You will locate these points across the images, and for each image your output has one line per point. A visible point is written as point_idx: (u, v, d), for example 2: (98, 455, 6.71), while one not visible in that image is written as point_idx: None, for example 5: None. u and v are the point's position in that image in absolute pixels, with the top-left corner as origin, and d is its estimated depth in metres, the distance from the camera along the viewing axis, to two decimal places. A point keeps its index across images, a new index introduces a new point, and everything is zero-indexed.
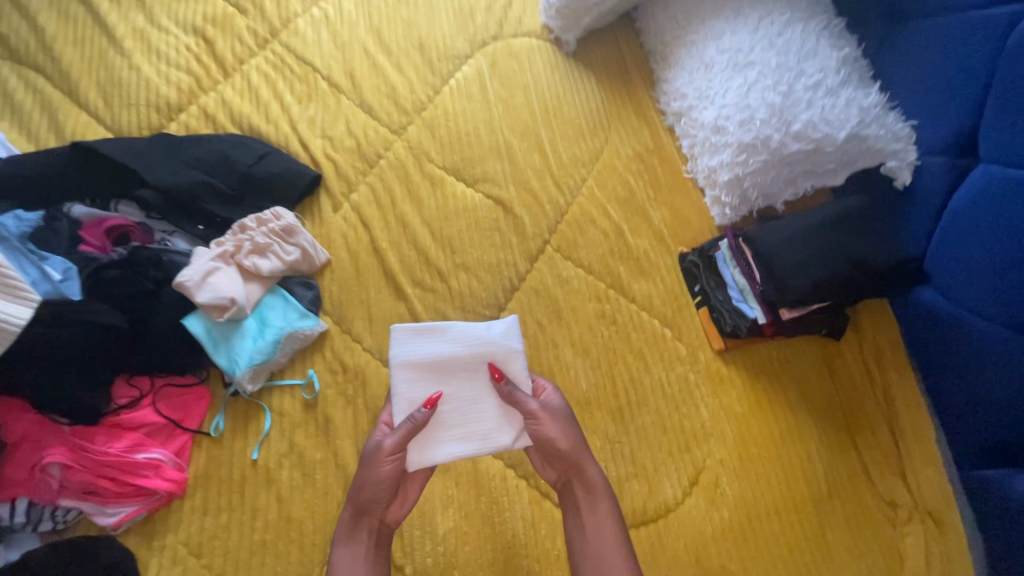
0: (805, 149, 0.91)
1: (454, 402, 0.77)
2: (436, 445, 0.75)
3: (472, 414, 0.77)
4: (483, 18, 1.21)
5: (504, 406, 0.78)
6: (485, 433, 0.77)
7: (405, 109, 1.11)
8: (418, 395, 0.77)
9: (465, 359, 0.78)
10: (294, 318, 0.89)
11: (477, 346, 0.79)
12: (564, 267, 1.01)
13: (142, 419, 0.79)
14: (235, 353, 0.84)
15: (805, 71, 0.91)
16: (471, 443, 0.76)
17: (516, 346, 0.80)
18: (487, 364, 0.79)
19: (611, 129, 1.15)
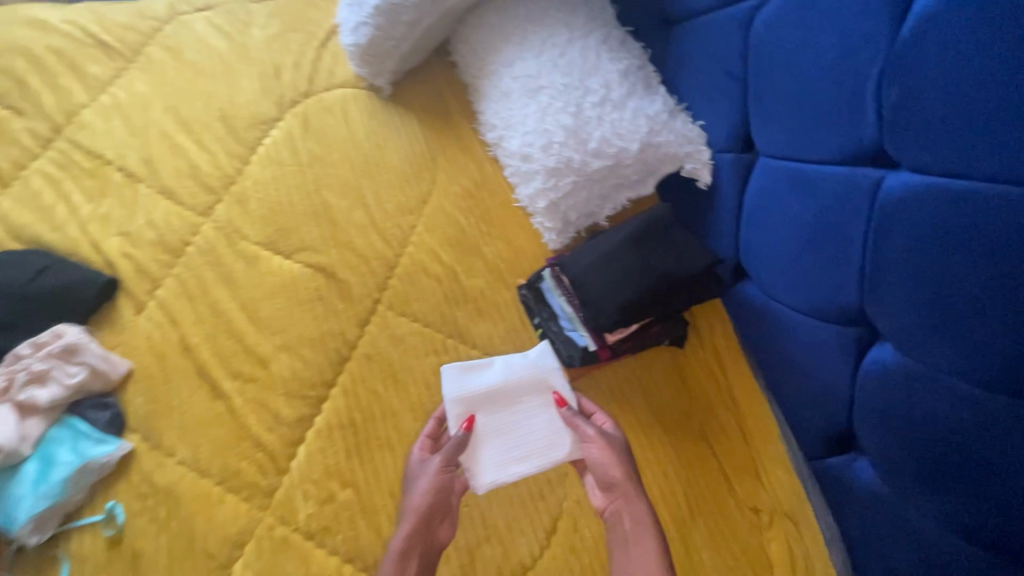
0: (606, 165, 0.89)
1: (502, 427, 0.82)
2: (493, 466, 0.80)
3: (522, 435, 0.81)
4: (290, 76, 1.16)
5: (550, 427, 0.82)
6: (541, 453, 0.81)
7: (210, 187, 1.04)
8: (480, 424, 0.82)
9: (501, 389, 0.83)
10: (84, 448, 0.80)
11: (519, 373, 0.84)
12: (397, 325, 0.96)
13: None
14: (14, 504, 0.76)
15: (591, 88, 0.89)
16: (516, 466, 0.80)
17: (552, 366, 0.85)
18: (528, 389, 0.84)
19: (438, 168, 1.11)
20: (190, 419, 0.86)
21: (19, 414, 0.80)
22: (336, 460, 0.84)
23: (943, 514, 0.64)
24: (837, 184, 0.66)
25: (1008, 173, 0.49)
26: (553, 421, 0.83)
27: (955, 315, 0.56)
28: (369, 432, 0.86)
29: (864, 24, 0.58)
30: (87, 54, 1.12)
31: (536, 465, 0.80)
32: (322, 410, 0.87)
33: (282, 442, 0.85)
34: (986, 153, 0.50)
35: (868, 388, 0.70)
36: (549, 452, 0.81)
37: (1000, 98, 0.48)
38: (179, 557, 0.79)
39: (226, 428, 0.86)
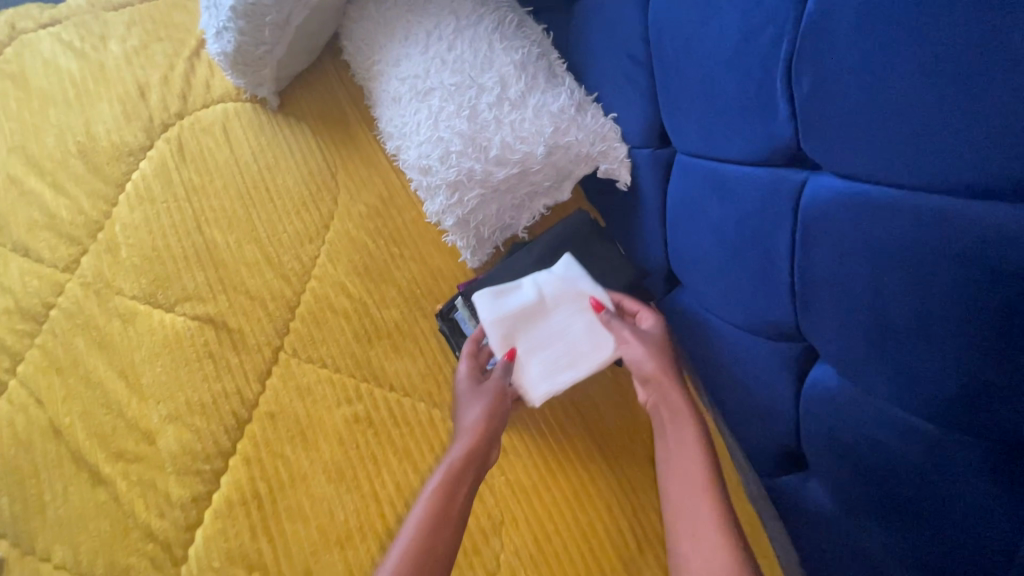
0: (513, 174, 0.78)
1: (552, 334, 0.79)
2: (541, 378, 0.77)
3: (567, 342, 0.78)
4: (158, 95, 1.01)
5: (595, 328, 0.78)
6: (580, 360, 0.77)
7: (74, 237, 0.91)
8: (521, 343, 0.79)
9: (550, 298, 0.79)
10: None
11: (550, 285, 0.80)
12: (302, 373, 0.85)
13: None
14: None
15: (485, 86, 0.78)
16: (564, 376, 0.77)
17: (580, 274, 0.80)
18: (575, 293, 0.79)
19: (338, 186, 0.98)
20: (68, 513, 0.75)
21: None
22: (240, 541, 0.75)
23: (893, 545, 0.57)
24: (757, 186, 0.56)
25: (954, 182, 0.40)
26: (593, 324, 0.78)
27: (892, 339, 0.47)
28: (276, 503, 0.77)
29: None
30: None
31: (582, 373, 0.77)
32: (220, 484, 0.78)
33: (177, 528, 0.75)
34: (911, 161, 0.42)
35: (812, 409, 0.62)
36: (595, 354, 0.77)
37: (923, 96, 0.40)
38: None
39: (109, 519, 0.75)
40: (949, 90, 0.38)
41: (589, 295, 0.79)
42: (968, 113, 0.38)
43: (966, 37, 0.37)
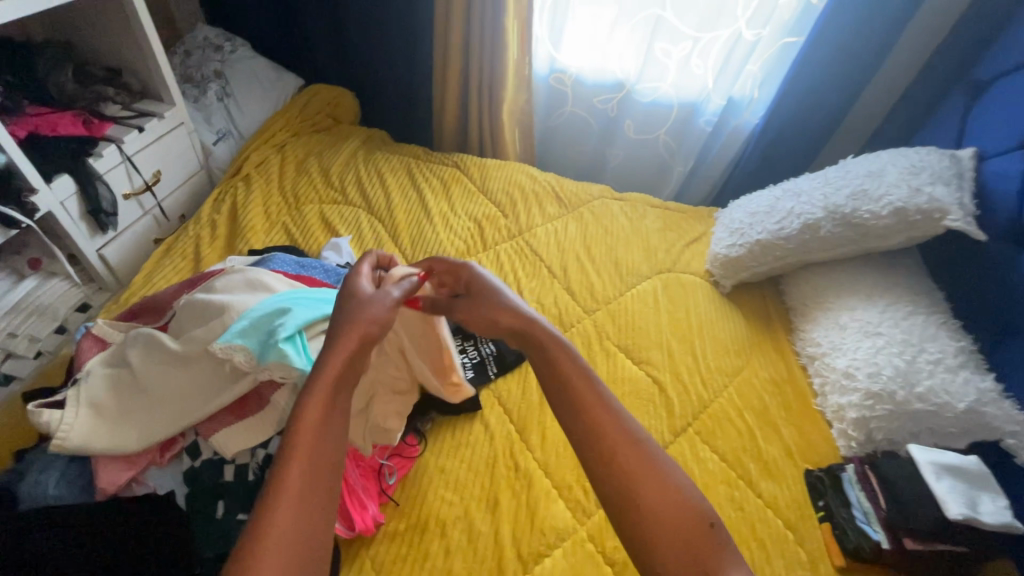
0: (928, 409, 1.10)
1: (964, 485, 0.97)
2: (960, 506, 0.94)
3: (976, 495, 0.96)
4: (663, 255, 1.66)
5: (986, 489, 0.97)
6: (978, 509, 0.94)
7: (597, 300, 1.51)
8: (941, 481, 0.98)
9: (973, 469, 0.99)
10: (270, 311, 0.95)
11: (968, 462, 1.00)
12: (701, 448, 1.21)
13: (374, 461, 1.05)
14: (264, 345, 0.91)
15: (927, 349, 1.17)
16: (966, 509, 0.94)
17: (975, 465, 1.00)
18: (974, 466, 1.00)
19: (752, 355, 1.42)
20: (549, 434, 1.18)
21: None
22: None
23: None
24: None
25: None
26: (1001, 505, 0.95)
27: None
28: None
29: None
30: (549, 200, 1.79)
31: (983, 518, 0.93)
32: None
33: None
34: None
35: None
36: (997, 514, 0.94)
37: None
38: (522, 522, 1.03)
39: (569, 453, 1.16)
40: None
41: (974, 469, 1.00)
42: None
43: None
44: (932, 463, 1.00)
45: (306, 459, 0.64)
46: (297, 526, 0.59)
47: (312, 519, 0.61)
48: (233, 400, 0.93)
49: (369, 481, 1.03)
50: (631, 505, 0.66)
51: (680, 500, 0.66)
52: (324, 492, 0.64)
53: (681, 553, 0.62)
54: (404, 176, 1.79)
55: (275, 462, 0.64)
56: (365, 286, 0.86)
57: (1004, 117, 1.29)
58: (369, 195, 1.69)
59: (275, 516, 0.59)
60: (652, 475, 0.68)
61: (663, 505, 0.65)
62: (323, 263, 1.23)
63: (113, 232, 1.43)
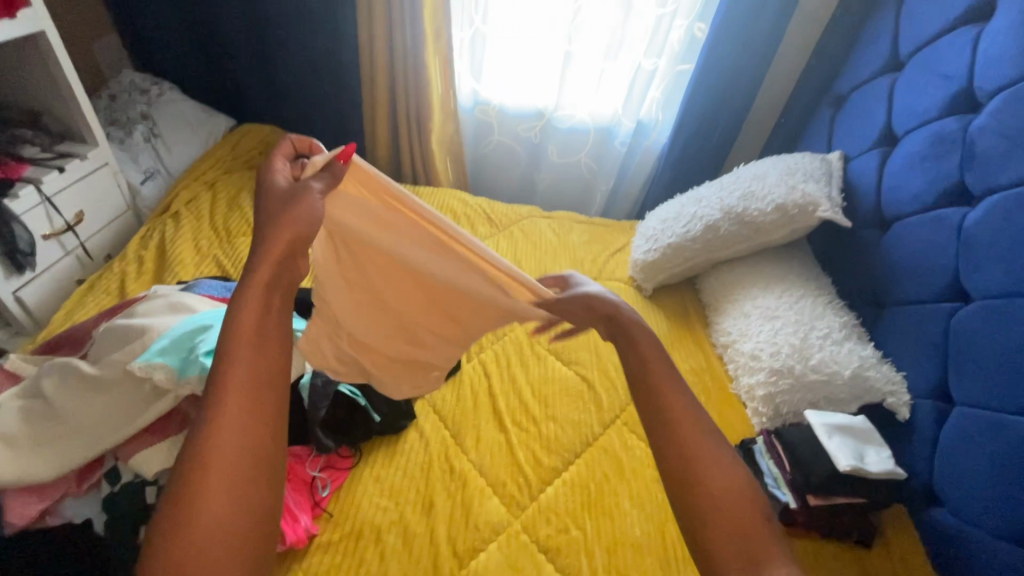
0: (822, 378, 1.22)
1: (852, 440, 1.08)
2: (849, 457, 1.04)
3: (863, 448, 1.07)
4: (590, 265, 1.77)
5: (870, 443, 1.08)
6: (864, 460, 1.05)
7: None
8: (834, 438, 1.08)
9: (858, 426, 1.10)
10: (190, 330, 0.97)
11: (855, 420, 1.11)
12: (629, 437, 1.28)
13: (305, 475, 1.06)
14: (186, 360, 0.92)
15: (817, 326, 1.29)
16: (855, 460, 1.04)
17: (861, 423, 1.11)
18: (860, 423, 1.11)
19: (674, 348, 1.52)
20: (483, 435, 1.22)
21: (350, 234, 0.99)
22: (572, 506, 1.11)
23: None
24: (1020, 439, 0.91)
25: None
26: (883, 455, 1.06)
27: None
28: (599, 500, 1.13)
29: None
30: (481, 222, 1.88)
31: (869, 467, 1.04)
32: (569, 469, 1.18)
33: (539, 478, 1.16)
34: None
35: None
36: (880, 463, 1.05)
37: None
38: (457, 521, 1.06)
39: (503, 452, 1.20)
40: None
41: (860, 426, 1.11)
42: None
43: None
44: (824, 424, 1.11)
45: (244, 374, 0.65)
46: (238, 435, 0.62)
47: (255, 428, 0.63)
48: (154, 421, 0.93)
49: (301, 495, 1.04)
50: (692, 488, 0.71)
51: (737, 489, 0.71)
52: (266, 402, 0.66)
53: (734, 526, 0.67)
54: None
55: (214, 378, 0.64)
56: (282, 181, 0.82)
57: (860, 123, 1.50)
58: None
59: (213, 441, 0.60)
60: (713, 456, 0.73)
61: (720, 491, 0.70)
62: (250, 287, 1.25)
63: (31, 274, 1.40)
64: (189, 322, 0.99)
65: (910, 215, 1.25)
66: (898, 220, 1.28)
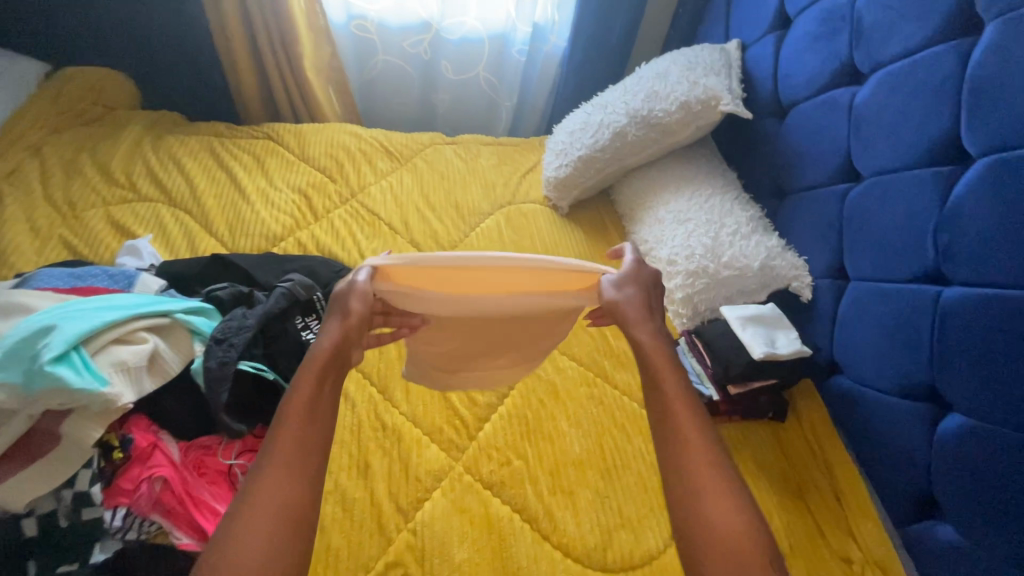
0: (733, 274, 1.25)
1: (764, 329, 1.13)
2: (762, 345, 1.09)
3: (774, 334, 1.13)
4: (502, 190, 1.68)
5: (779, 330, 1.14)
6: (774, 345, 1.10)
7: (443, 245, 1.49)
8: (748, 329, 1.12)
9: (769, 314, 1.15)
10: (30, 333, 0.81)
11: (765, 310, 1.16)
12: (560, 359, 1.28)
13: (218, 466, 0.95)
14: (29, 370, 0.77)
15: (727, 223, 1.31)
16: (767, 346, 1.09)
17: (772, 311, 1.16)
18: (771, 312, 1.16)
19: (595, 264, 1.51)
20: (413, 386, 1.17)
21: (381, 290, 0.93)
22: (512, 438, 1.11)
23: (1006, 557, 0.83)
24: (906, 303, 0.98)
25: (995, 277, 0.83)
26: (790, 338, 1.12)
27: (1005, 368, 0.81)
28: (537, 426, 1.14)
29: (931, 166, 0.94)
30: (378, 156, 1.70)
31: (779, 352, 1.09)
32: (505, 402, 1.17)
33: (475, 417, 1.13)
34: (1000, 272, 0.82)
35: (946, 450, 0.92)
36: (788, 346, 1.11)
37: (1001, 264, 0.82)
38: (397, 477, 1.02)
39: (435, 398, 1.15)
40: (1002, 269, 0.81)
41: (771, 315, 1.16)
42: (1000, 264, 0.82)
43: (989, 234, 0.83)
44: (739, 317, 1.15)
45: (288, 442, 0.71)
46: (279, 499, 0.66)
47: (303, 494, 0.68)
48: (9, 446, 0.80)
49: (220, 488, 0.93)
50: (691, 527, 0.71)
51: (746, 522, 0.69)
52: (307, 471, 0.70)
53: (727, 561, 0.68)
54: (207, 158, 1.59)
55: (268, 449, 0.71)
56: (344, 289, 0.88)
57: (754, 7, 1.45)
58: (167, 186, 1.49)
59: (227, 546, 0.61)
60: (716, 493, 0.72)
61: (723, 532, 0.69)
62: (106, 269, 1.06)
63: None
64: (28, 324, 0.82)
65: (805, 100, 1.25)
66: (795, 106, 1.28)
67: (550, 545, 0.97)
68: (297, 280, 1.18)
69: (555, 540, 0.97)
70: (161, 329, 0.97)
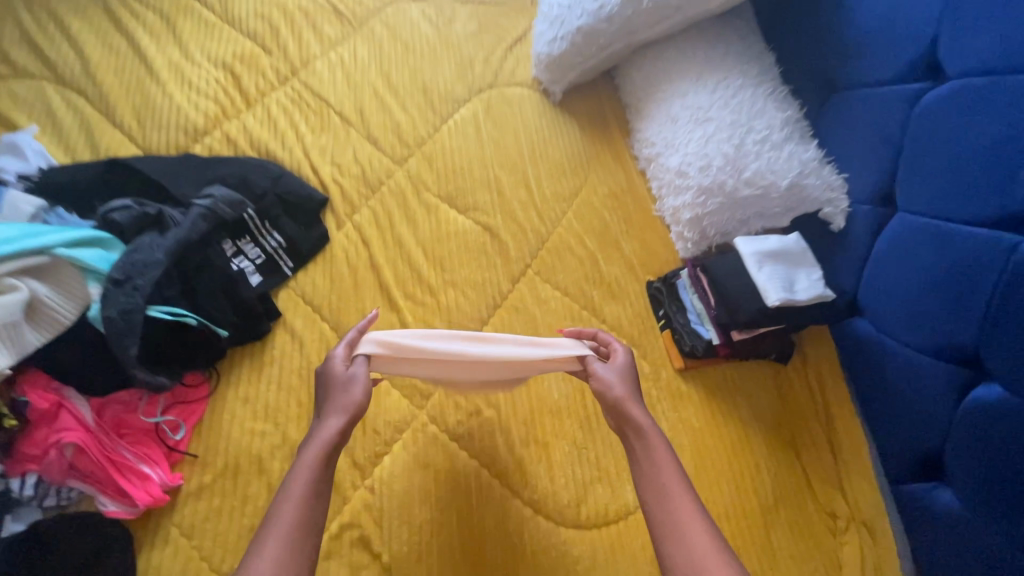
0: (754, 194, 1.04)
1: (782, 268, 0.95)
2: (778, 290, 0.92)
3: (793, 275, 0.95)
4: (481, 68, 1.34)
5: (801, 269, 0.96)
6: (793, 289, 0.93)
7: (407, 143, 1.22)
8: (764, 268, 0.94)
9: (791, 250, 0.97)
10: None
11: (786, 244, 0.97)
12: (542, 288, 1.11)
13: (143, 424, 0.84)
14: None
15: (755, 127, 1.06)
16: (784, 292, 0.92)
17: (794, 245, 0.97)
18: (793, 247, 0.97)
19: (590, 169, 1.26)
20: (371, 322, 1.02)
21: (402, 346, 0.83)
22: None
23: (1010, 541, 0.76)
24: (965, 249, 0.80)
25: None
26: (812, 280, 0.95)
27: None
28: None
29: None
30: (324, 15, 1.33)
31: (797, 298, 0.92)
32: None
33: None
34: None
35: (970, 422, 0.81)
36: (809, 289, 0.93)
37: None
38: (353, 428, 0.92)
39: None
40: None
41: (792, 250, 0.97)
42: None
43: None
44: (755, 253, 0.95)
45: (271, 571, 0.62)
46: None
47: None
48: None
49: (147, 446, 0.84)
50: None
51: None
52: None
53: None
54: (97, 14, 1.23)
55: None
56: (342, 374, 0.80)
57: None
58: (49, 57, 1.16)
59: None
60: None
61: None
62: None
63: None
64: None
65: None
66: None
67: (520, 502, 0.90)
68: (216, 195, 0.97)
69: (526, 496, 0.90)
70: (46, 273, 0.82)
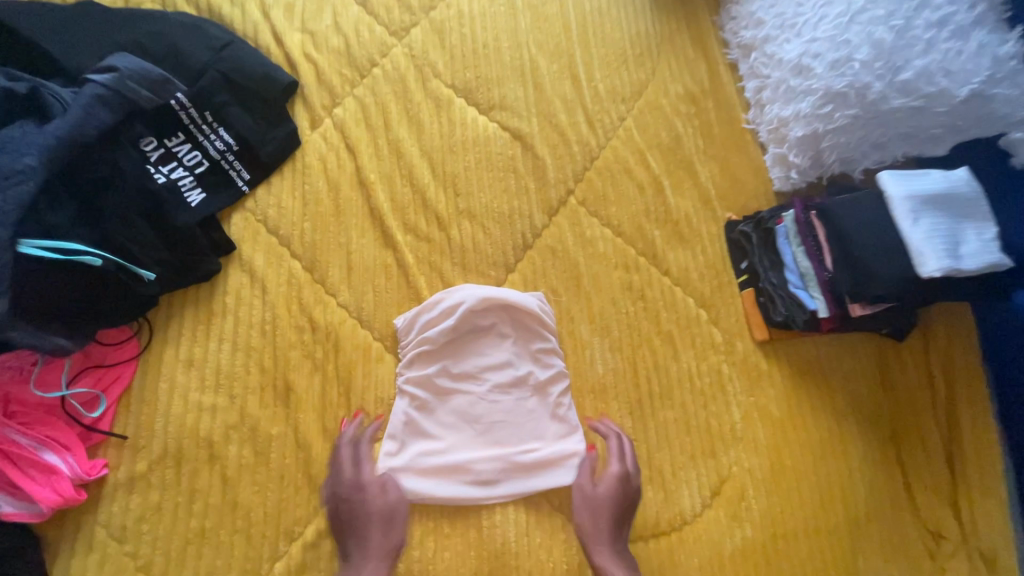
0: (910, 106, 0.72)
1: (947, 220, 0.66)
2: (937, 252, 0.64)
3: (962, 232, 0.66)
4: None
5: (975, 223, 0.66)
6: (959, 252, 0.64)
7: (409, 6, 0.86)
8: (920, 220, 0.66)
9: (963, 194, 0.67)
10: None
11: (957, 186, 0.67)
12: (588, 225, 0.83)
13: (42, 399, 0.63)
14: None
15: (931, 1, 0.71)
16: (945, 255, 0.64)
17: (969, 188, 0.67)
18: (966, 190, 0.67)
19: (661, 58, 0.91)
20: (358, 262, 0.75)
21: (438, 470, 0.68)
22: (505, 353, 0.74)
23: None
24: None
25: None
26: (991, 240, 0.65)
27: None
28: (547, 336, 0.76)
29: None
30: None
31: (964, 266, 0.64)
32: None
33: None
34: None
35: None
36: (984, 253, 0.64)
37: None
38: (334, 407, 0.70)
39: (392, 283, 0.75)
40: None
41: (965, 196, 0.67)
42: None
43: None
44: (909, 195, 0.67)
45: None
46: None
47: None
48: None
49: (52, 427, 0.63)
50: None
51: None
52: None
53: None
54: None
55: None
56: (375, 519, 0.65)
57: None
58: None
59: None
60: None
61: None
62: None
63: None
64: None
65: None
66: None
67: (550, 509, 0.70)
68: (121, 67, 0.66)
69: (558, 503, 0.71)
70: None
